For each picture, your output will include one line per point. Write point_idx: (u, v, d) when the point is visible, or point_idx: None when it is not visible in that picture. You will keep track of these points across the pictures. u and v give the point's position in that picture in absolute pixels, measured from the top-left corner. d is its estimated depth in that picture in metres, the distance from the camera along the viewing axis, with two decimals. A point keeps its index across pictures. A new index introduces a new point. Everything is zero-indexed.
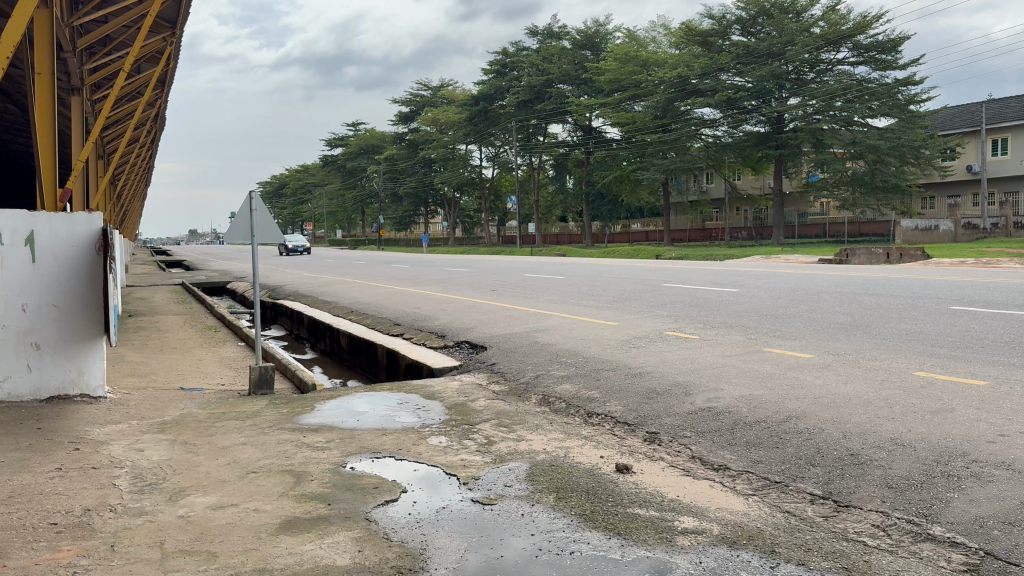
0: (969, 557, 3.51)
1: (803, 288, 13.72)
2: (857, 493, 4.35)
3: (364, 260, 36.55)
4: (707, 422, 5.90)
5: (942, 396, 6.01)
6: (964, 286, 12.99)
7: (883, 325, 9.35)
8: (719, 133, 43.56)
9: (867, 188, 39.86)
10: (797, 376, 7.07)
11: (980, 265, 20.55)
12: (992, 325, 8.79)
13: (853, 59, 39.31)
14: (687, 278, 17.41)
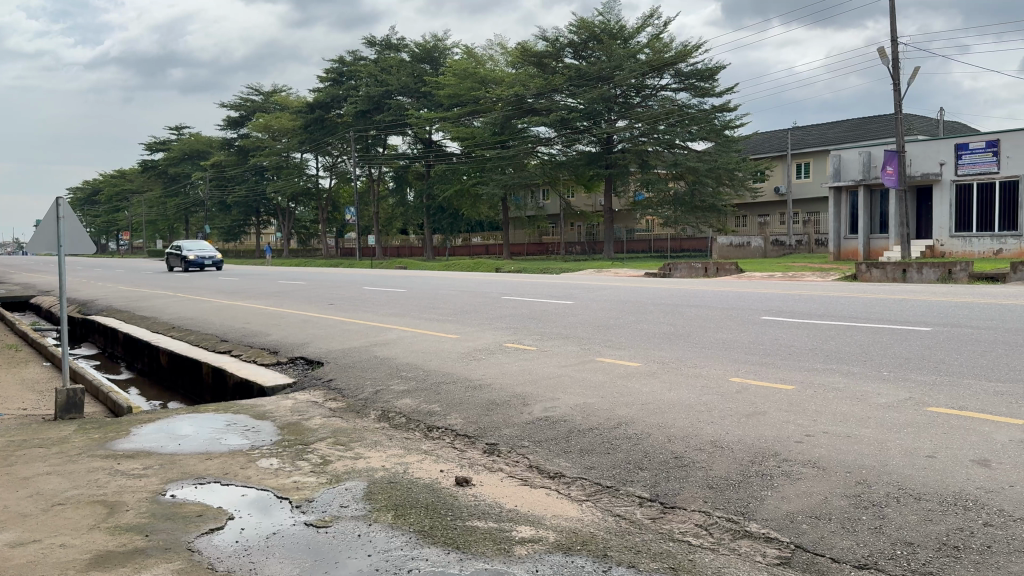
0: (782, 551, 3.79)
1: (631, 301, 14.39)
2: (681, 495, 4.59)
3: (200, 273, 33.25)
4: (543, 432, 6.02)
5: (755, 400, 6.48)
6: (775, 297, 14.11)
7: (704, 335, 9.95)
8: (553, 151, 44.93)
9: (687, 208, 42.54)
10: (627, 384, 7.38)
11: (787, 279, 22.34)
12: (797, 334, 9.58)
13: (675, 86, 41.85)
14: (525, 291, 17.80)
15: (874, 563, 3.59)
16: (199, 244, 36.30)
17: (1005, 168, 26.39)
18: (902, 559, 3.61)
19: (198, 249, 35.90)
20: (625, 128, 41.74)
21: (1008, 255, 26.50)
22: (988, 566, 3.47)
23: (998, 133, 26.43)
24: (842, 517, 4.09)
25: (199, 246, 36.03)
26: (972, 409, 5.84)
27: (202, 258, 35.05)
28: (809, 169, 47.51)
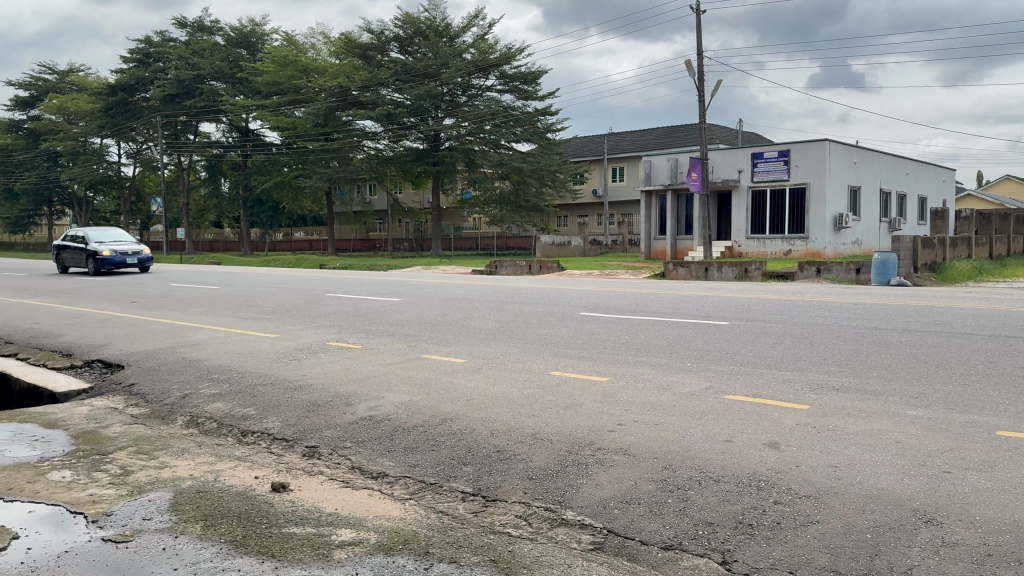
0: (596, 536, 3.96)
1: (457, 298, 14.48)
2: (502, 487, 4.67)
3: (85, 275, 24.42)
4: (366, 432, 5.91)
5: (573, 392, 6.73)
6: (594, 294, 14.73)
7: (527, 330, 10.21)
8: (380, 146, 44.27)
9: (512, 207, 43.48)
10: (452, 380, 7.42)
11: (603, 277, 23.29)
12: (612, 329, 10.05)
13: (500, 87, 42.61)
14: (348, 288, 17.41)
15: (678, 543, 3.83)
16: (113, 237, 25.10)
17: (794, 176, 29.12)
18: (704, 539, 3.87)
19: (111, 242, 24.85)
20: (452, 126, 41.95)
21: (796, 256, 29.26)
22: (778, 539, 3.80)
23: (788, 144, 29.09)
24: (650, 501, 4.33)
25: (114, 238, 24.86)
26: (763, 396, 6.40)
27: (122, 254, 24.08)
28: (624, 173, 50.00)
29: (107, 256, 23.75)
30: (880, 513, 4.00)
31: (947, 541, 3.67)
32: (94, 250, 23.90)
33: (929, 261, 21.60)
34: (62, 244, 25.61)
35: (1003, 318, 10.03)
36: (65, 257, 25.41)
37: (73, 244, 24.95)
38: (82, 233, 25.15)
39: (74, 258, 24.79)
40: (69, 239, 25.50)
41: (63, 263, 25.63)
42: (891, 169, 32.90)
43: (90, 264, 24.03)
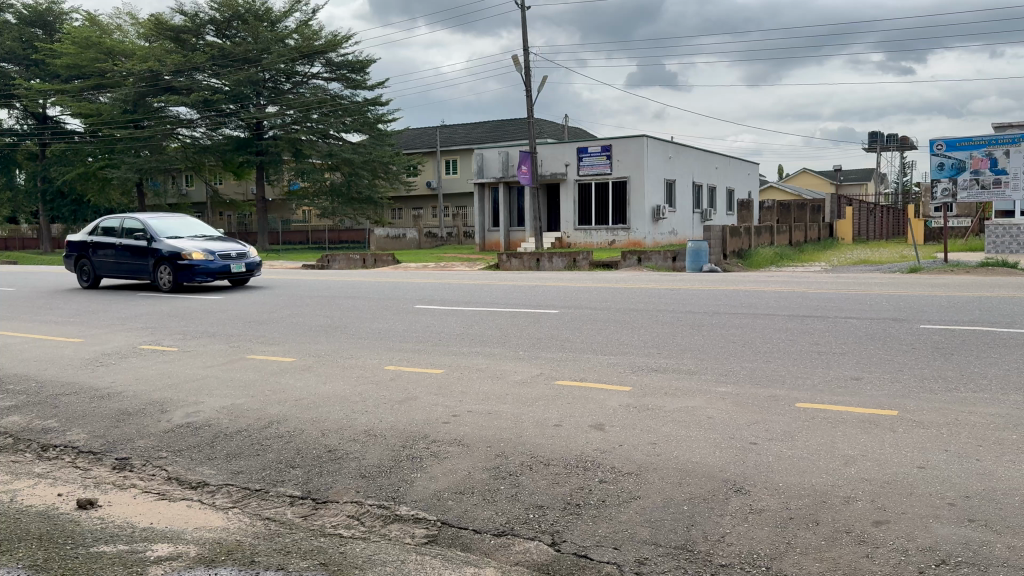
0: (429, 530, 3.94)
1: (284, 294, 13.98)
2: (333, 488, 4.54)
3: None
4: (185, 440, 5.55)
5: (408, 386, 6.68)
6: (428, 287, 14.68)
7: (360, 325, 10.01)
8: (196, 134, 41.96)
9: (344, 198, 42.39)
10: (280, 380, 7.13)
11: (438, 270, 23.31)
12: (446, 321, 10.08)
13: (326, 75, 41.49)
14: (167, 287, 16.32)
15: (511, 529, 3.89)
16: (188, 226, 15.72)
17: (616, 170, 30.50)
18: (535, 522, 3.96)
19: (193, 234, 15.61)
20: (275, 114, 40.28)
21: (619, 246, 30.64)
22: (603, 518, 3.95)
23: (610, 140, 30.41)
24: (484, 490, 4.37)
25: (194, 229, 15.72)
26: (590, 379, 6.67)
27: (223, 258, 14.98)
28: (457, 166, 50.21)
29: (201, 262, 14.64)
30: (696, 486, 4.27)
31: (754, 508, 3.97)
32: (180, 252, 14.72)
33: (737, 249, 23.36)
34: (102, 239, 15.97)
35: (803, 299, 11.03)
36: (110, 262, 15.87)
37: (131, 240, 15.44)
38: (142, 222, 15.61)
39: (137, 266, 15.35)
40: (114, 232, 15.87)
41: (102, 271, 16.09)
42: (702, 163, 35.23)
43: (168, 273, 14.93)
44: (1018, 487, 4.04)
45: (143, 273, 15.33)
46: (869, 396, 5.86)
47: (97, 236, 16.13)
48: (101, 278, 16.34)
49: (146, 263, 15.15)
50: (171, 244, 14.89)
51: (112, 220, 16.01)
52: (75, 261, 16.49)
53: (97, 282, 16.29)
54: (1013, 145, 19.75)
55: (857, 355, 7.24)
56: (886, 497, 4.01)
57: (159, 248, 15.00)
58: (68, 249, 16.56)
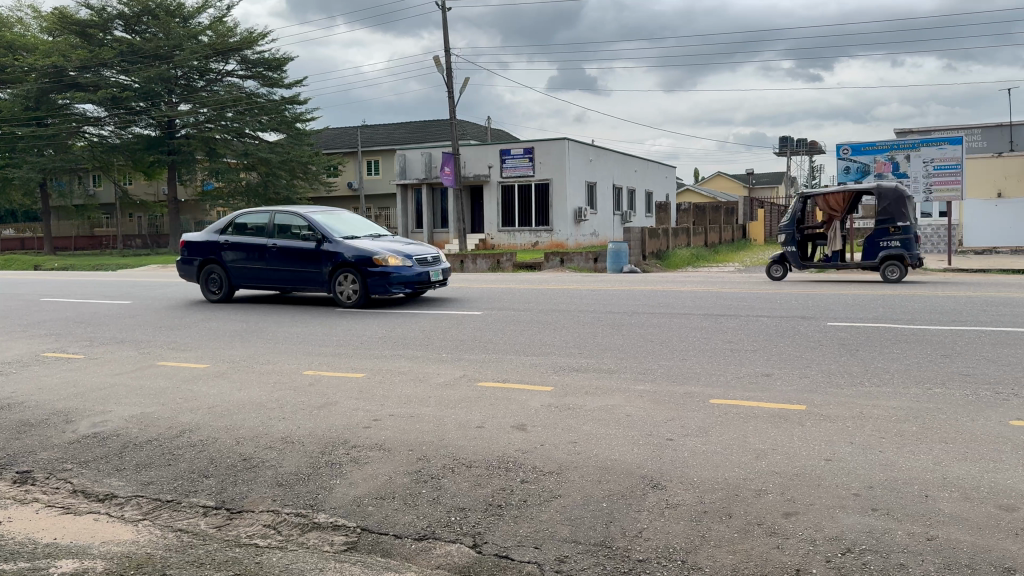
0: (349, 536, 3.89)
1: (199, 298, 13.56)
2: (249, 498, 4.43)
3: None
4: (91, 451, 5.33)
5: (327, 391, 6.58)
6: None
7: (278, 329, 9.80)
8: (104, 133, 40.23)
9: (260, 199, 41.37)
10: (193, 387, 6.91)
11: None
12: (367, 323, 9.98)
13: (241, 73, 40.47)
14: (72, 292, 15.62)
15: (431, 533, 3.88)
16: (357, 225, 12.32)
17: (539, 172, 30.75)
18: (456, 524, 3.96)
19: (369, 232, 12.21)
20: (188, 112, 39.02)
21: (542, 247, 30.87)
22: (524, 518, 3.98)
23: (533, 142, 30.66)
24: (404, 494, 4.35)
25: (367, 227, 12.31)
26: (511, 380, 6.71)
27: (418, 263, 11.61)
28: (378, 167, 49.67)
29: (400, 268, 11.28)
30: (615, 483, 4.35)
31: (670, 503, 4.06)
32: (370, 255, 11.34)
33: (656, 250, 23.91)
34: (245, 240, 12.39)
35: (717, 298, 11.39)
36: (256, 268, 12.29)
37: (292, 240, 11.94)
38: (303, 218, 12.12)
39: (304, 274, 11.85)
40: (262, 231, 12.32)
41: (242, 279, 12.48)
42: (622, 166, 35.87)
43: (351, 282, 11.58)
44: (917, 476, 4.26)
45: (312, 282, 11.85)
46: (780, 392, 6.07)
47: (236, 236, 12.54)
48: (237, 288, 12.74)
49: (319, 269, 11.70)
50: (354, 245, 11.49)
51: (257, 216, 12.48)
52: (197, 267, 12.86)
53: (231, 293, 12.75)
54: (914, 150, 20.43)
55: (767, 352, 7.50)
56: (794, 489, 4.16)
57: (338, 251, 11.58)
58: (190, 251, 12.90)
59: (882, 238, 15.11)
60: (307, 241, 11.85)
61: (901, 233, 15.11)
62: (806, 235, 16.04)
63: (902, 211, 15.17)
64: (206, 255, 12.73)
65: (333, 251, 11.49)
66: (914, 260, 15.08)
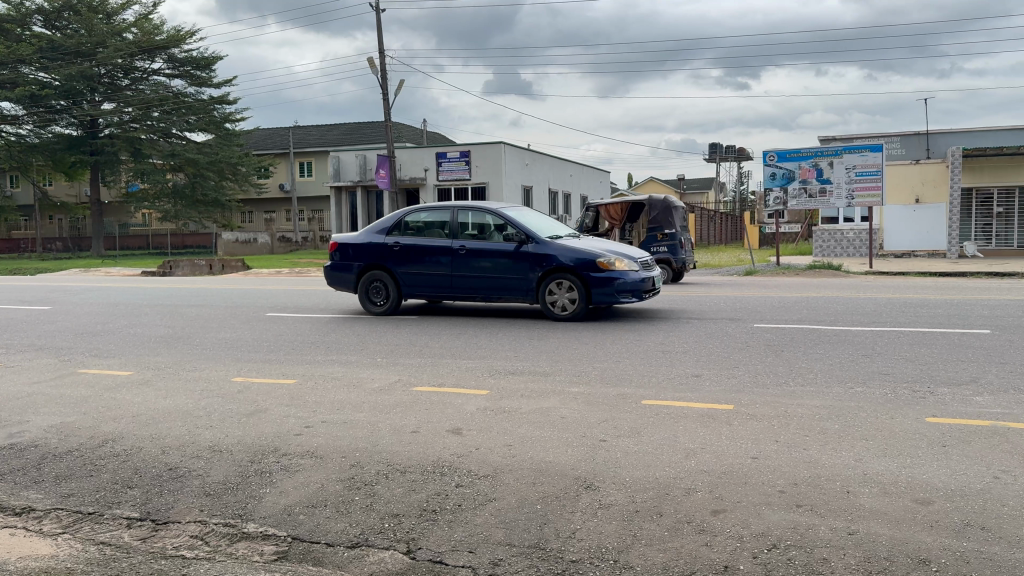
0: (279, 546, 3.82)
1: (122, 303, 13.10)
2: (175, 508, 4.30)
3: None
4: (6, 463, 5.09)
5: (257, 398, 6.43)
6: (279, 294, 14.22)
7: (206, 335, 9.55)
8: (22, 131, 38.55)
9: (188, 201, 40.22)
10: (115, 396, 6.67)
11: (291, 276, 22.62)
12: (299, 328, 9.80)
13: (168, 72, 39.37)
14: None
15: (364, 540, 3.84)
16: (549, 224, 10.60)
17: (475, 175, 30.76)
18: (390, 531, 3.93)
19: (567, 232, 10.50)
20: (112, 111, 37.75)
21: None
22: (459, 522, 3.98)
23: (468, 145, 30.65)
24: (336, 502, 4.29)
25: (560, 228, 10.61)
26: (447, 385, 6.68)
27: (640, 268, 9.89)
28: (311, 168, 48.87)
29: (629, 273, 9.53)
30: (549, 485, 4.38)
31: (603, 503, 4.11)
32: (593, 258, 9.60)
33: None
34: (422, 241, 10.49)
35: (649, 302, 11.59)
36: (437, 274, 10.42)
37: (485, 241, 10.15)
38: (495, 215, 10.34)
39: (504, 280, 10.02)
40: (441, 231, 10.47)
41: (416, 287, 10.56)
42: (557, 171, 36.16)
43: (566, 291, 9.79)
44: (838, 473, 4.41)
45: (513, 290, 10.03)
46: (709, 392, 6.21)
47: (407, 237, 10.63)
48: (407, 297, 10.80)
49: (524, 275, 9.92)
50: (571, 247, 9.73)
51: (433, 213, 10.62)
52: (354, 275, 10.89)
53: (398, 305, 10.82)
54: (837, 157, 21.16)
55: (698, 354, 7.67)
56: (723, 487, 4.26)
57: (549, 253, 9.80)
58: (345, 256, 10.91)
59: (652, 243, 17.68)
60: (506, 242, 10.07)
61: (667, 238, 17.59)
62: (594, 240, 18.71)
63: (668, 219, 17.70)
64: (369, 260, 10.76)
65: (546, 253, 9.71)
66: (678, 262, 17.57)
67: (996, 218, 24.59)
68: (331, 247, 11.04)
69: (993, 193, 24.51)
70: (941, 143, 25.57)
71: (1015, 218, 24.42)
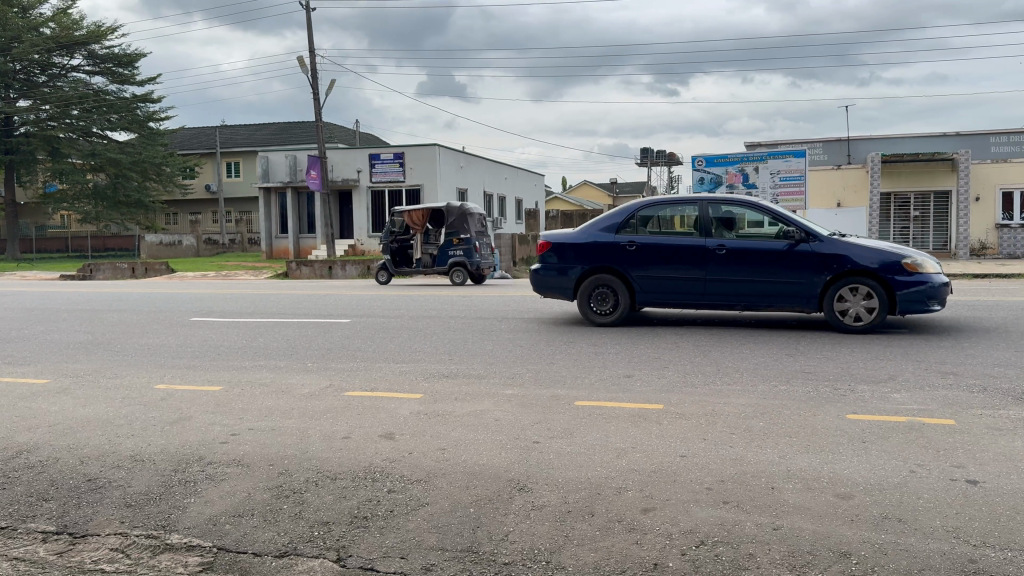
0: (204, 557, 3.71)
1: (37, 308, 12.53)
2: (94, 521, 4.13)
3: None
4: None
5: (181, 406, 6.24)
6: (204, 298, 13.82)
7: (127, 341, 9.20)
8: None
9: (110, 202, 38.82)
10: (29, 405, 6.37)
11: (219, 279, 22.04)
12: (226, 333, 9.53)
13: (88, 69, 37.96)
14: None
15: (293, 549, 3.76)
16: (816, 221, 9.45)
17: (409, 178, 30.55)
18: (319, 539, 3.85)
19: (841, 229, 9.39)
20: (28, 108, 36.15)
21: None
22: (391, 528, 3.93)
23: (402, 147, 30.42)
24: (264, 511, 4.19)
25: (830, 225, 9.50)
26: (380, 390, 6.59)
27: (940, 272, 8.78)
28: (239, 169, 47.69)
29: (937, 276, 8.44)
30: (482, 488, 4.37)
31: (536, 505, 4.13)
32: (897, 258, 8.49)
33: (526, 256, 24.27)
34: (668, 240, 9.29)
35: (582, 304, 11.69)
36: (688, 278, 9.21)
37: (750, 239, 8.99)
38: (758, 209, 9.16)
39: (777, 285, 8.85)
40: (692, 228, 9.27)
41: (658, 293, 9.35)
42: (491, 173, 36.17)
43: (861, 296, 8.63)
44: (763, 469, 4.53)
45: (787, 297, 8.85)
46: (641, 393, 6.29)
47: (645, 234, 9.44)
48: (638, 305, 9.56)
49: (808, 279, 8.73)
50: (865, 245, 8.61)
51: (674, 207, 9.44)
52: (575, 278, 9.65)
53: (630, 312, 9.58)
54: (761, 162, 21.80)
55: (630, 355, 7.77)
56: (653, 485, 4.33)
57: (839, 252, 8.66)
58: (563, 255, 9.67)
59: (448, 248, 18.28)
60: (778, 239, 8.90)
61: (461, 243, 18.32)
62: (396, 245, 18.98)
63: (464, 225, 18.40)
64: (600, 260, 9.51)
65: (837, 253, 8.58)
66: (471, 266, 18.29)
67: (912, 222, 25.60)
68: (542, 246, 9.81)
69: (910, 198, 25.54)
70: (861, 150, 26.49)
71: (928, 224, 25.42)
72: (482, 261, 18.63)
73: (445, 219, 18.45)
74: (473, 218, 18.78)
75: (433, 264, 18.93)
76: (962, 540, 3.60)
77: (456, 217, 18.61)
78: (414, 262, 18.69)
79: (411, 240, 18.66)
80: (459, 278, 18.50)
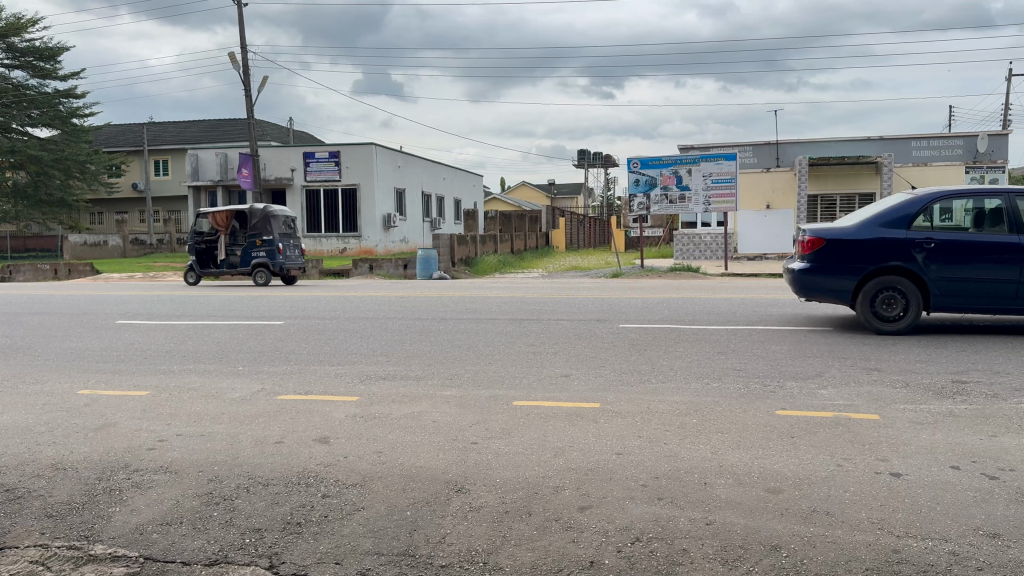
0: (130, 567, 3.58)
1: None
2: (11, 533, 3.94)
3: None
4: None
5: (105, 412, 6.01)
6: (130, 300, 13.36)
7: (48, 346, 8.82)
8: None
9: (30, 201, 37.34)
10: None
11: (148, 280, 21.38)
12: (153, 337, 9.23)
13: (7, 62, 36.36)
14: None
15: (223, 557, 3.65)
16: None
17: (345, 177, 30.15)
18: (251, 546, 3.76)
19: None
20: None
21: (349, 254, 30.20)
22: (325, 533, 3.86)
23: (338, 146, 30.01)
24: (193, 519, 4.06)
25: None
26: (314, 392, 6.48)
27: None
28: (168, 167, 46.30)
29: None
30: (419, 490, 4.33)
31: (474, 506, 4.11)
32: None
33: (464, 256, 24.21)
34: (969, 238, 8.46)
35: (519, 304, 11.73)
36: (996, 281, 8.38)
37: None
38: None
39: None
40: (997, 224, 8.45)
41: (959, 298, 8.49)
42: (429, 173, 35.97)
43: None
44: (696, 465, 4.61)
45: None
46: (579, 392, 6.34)
47: (940, 230, 8.58)
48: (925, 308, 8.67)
49: None
50: None
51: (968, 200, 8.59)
52: (858, 281, 8.76)
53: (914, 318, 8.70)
54: (694, 164, 22.18)
55: (567, 354, 7.83)
56: (589, 484, 4.36)
57: None
58: (844, 254, 8.76)
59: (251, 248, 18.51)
60: None
61: (264, 244, 18.53)
62: (204, 245, 19.04)
63: (267, 227, 18.63)
64: (891, 258, 8.61)
65: None
66: (275, 267, 18.51)
67: None
68: (815, 242, 8.88)
69: (836, 199, 26.45)
70: (790, 153, 27.28)
71: None
72: (287, 262, 18.86)
73: (249, 221, 18.64)
74: (278, 220, 18.99)
75: (239, 265, 19.08)
76: (886, 531, 3.73)
77: (260, 219, 18.82)
78: (219, 262, 18.78)
79: (215, 241, 18.75)
80: (263, 279, 18.68)
